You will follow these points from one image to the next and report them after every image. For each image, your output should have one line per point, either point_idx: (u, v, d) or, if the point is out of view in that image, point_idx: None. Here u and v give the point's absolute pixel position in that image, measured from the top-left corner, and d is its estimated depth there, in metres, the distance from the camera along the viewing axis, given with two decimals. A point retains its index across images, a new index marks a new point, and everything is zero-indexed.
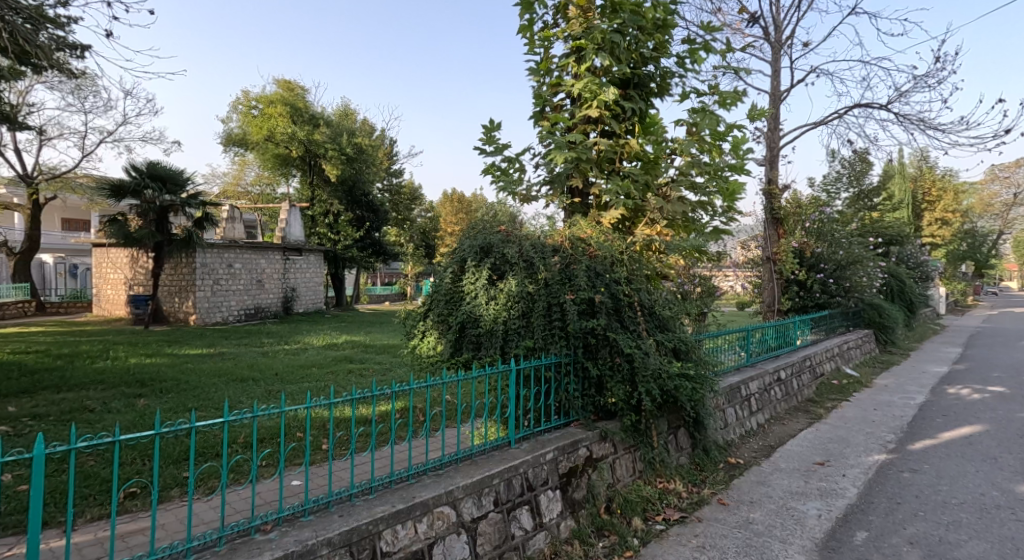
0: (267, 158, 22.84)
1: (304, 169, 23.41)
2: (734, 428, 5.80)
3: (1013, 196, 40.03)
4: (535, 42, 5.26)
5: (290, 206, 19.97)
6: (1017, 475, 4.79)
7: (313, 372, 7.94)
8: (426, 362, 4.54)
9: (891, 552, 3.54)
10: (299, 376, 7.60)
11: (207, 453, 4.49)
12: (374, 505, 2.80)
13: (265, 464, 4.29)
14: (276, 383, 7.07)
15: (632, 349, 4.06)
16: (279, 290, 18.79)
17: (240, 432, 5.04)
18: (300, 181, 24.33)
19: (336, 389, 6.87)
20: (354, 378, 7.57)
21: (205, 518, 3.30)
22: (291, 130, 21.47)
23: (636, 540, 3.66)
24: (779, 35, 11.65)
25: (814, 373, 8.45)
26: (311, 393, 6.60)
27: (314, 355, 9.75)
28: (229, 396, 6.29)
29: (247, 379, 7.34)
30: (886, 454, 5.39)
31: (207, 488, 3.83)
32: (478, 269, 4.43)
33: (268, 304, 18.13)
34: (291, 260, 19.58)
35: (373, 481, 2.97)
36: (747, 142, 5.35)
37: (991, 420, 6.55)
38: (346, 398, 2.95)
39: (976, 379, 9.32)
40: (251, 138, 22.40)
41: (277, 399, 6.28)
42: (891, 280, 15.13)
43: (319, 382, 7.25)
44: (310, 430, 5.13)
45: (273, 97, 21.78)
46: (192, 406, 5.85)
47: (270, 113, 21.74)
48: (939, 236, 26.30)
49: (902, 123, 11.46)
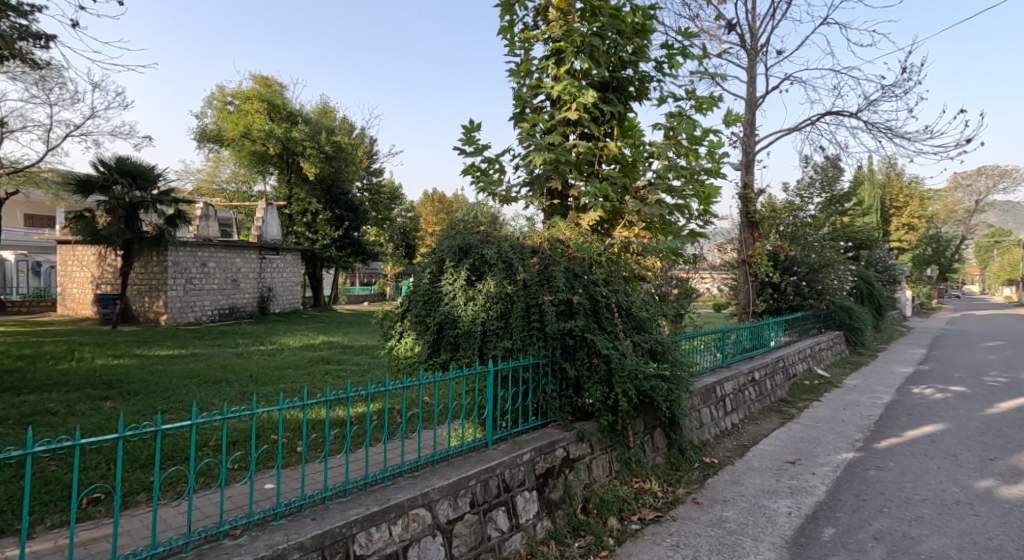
0: (242, 156, 22.42)
1: (282, 167, 23.06)
2: (709, 429, 5.89)
3: (974, 203, 41.87)
4: (516, 44, 5.30)
5: (267, 205, 19.71)
6: (976, 472, 4.97)
7: (289, 374, 7.81)
8: (403, 363, 4.56)
9: (857, 547, 3.63)
10: (274, 378, 7.49)
11: (176, 457, 4.41)
12: (347, 508, 2.78)
13: (236, 467, 4.23)
14: (250, 385, 6.97)
15: (609, 350, 4.09)
16: (254, 290, 18.47)
17: (211, 435, 4.95)
18: (276, 180, 23.96)
19: (311, 391, 6.81)
20: (329, 380, 7.50)
21: (172, 524, 3.22)
22: (268, 127, 21.03)
23: (612, 540, 3.69)
24: (755, 42, 11.90)
25: (787, 373, 8.63)
26: (284, 395, 6.51)
27: (290, 356, 9.61)
28: (200, 398, 6.15)
29: (220, 380, 7.19)
30: (853, 453, 5.53)
31: (174, 493, 3.74)
32: (456, 269, 4.46)
33: (243, 304, 17.84)
34: (268, 260, 19.31)
35: (346, 483, 2.95)
36: (722, 147, 5.47)
37: (953, 419, 6.77)
38: (321, 399, 2.91)
39: (940, 379, 9.65)
40: (227, 134, 21.98)
41: (249, 401, 6.18)
42: (860, 283, 15.59)
43: (293, 383, 7.13)
44: (283, 432, 5.07)
45: (249, 93, 21.32)
46: (160, 408, 5.73)
47: (246, 109, 21.29)
48: (905, 241, 27.09)
49: (871, 131, 11.81)
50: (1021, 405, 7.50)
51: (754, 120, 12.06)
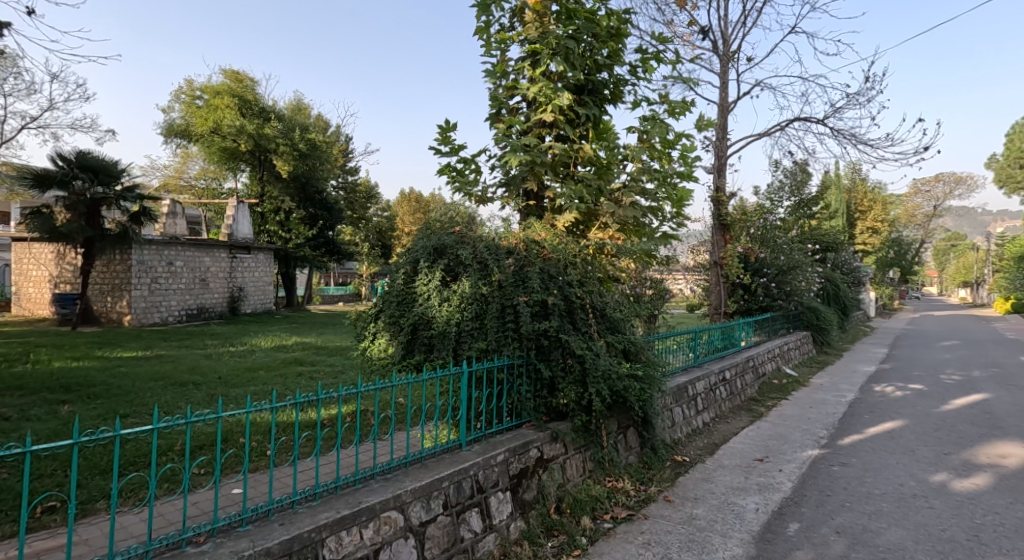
0: (212, 152, 21.91)
1: (253, 164, 22.63)
2: (681, 428, 5.99)
3: (932, 208, 43.39)
4: (492, 44, 5.31)
5: (239, 203, 19.28)
6: (932, 466, 5.16)
7: (260, 376, 7.68)
8: (376, 364, 4.53)
9: (820, 541, 3.73)
10: (244, 380, 7.34)
11: (138, 462, 4.31)
12: (317, 512, 2.75)
13: (201, 472, 4.15)
14: (218, 387, 6.83)
15: (584, 350, 4.13)
16: (223, 290, 18.08)
17: (176, 440, 4.84)
18: (248, 176, 23.53)
19: (281, 393, 6.70)
20: (301, 382, 7.39)
21: (132, 532, 3.14)
22: (239, 122, 20.52)
23: (585, 540, 3.72)
24: (727, 49, 12.14)
25: (756, 372, 8.81)
26: (254, 397, 6.40)
27: (261, 357, 9.45)
28: (164, 401, 6.02)
29: (186, 383, 7.03)
30: (818, 450, 5.68)
31: (135, 500, 3.65)
32: (431, 269, 4.46)
33: (212, 304, 17.46)
34: (238, 259, 18.95)
35: (316, 487, 2.91)
36: (695, 151, 5.56)
37: (911, 416, 7.02)
38: (290, 402, 2.86)
39: (901, 377, 9.98)
40: (195, 130, 21.47)
41: (216, 404, 6.06)
42: (827, 284, 16.05)
43: (264, 386, 7.01)
44: (252, 436, 4.98)
45: (220, 88, 20.92)
46: (121, 412, 5.57)
47: (216, 104, 20.83)
48: (869, 244, 28.08)
49: (836, 137, 12.17)
50: (974, 401, 7.82)
51: (726, 124, 12.30)
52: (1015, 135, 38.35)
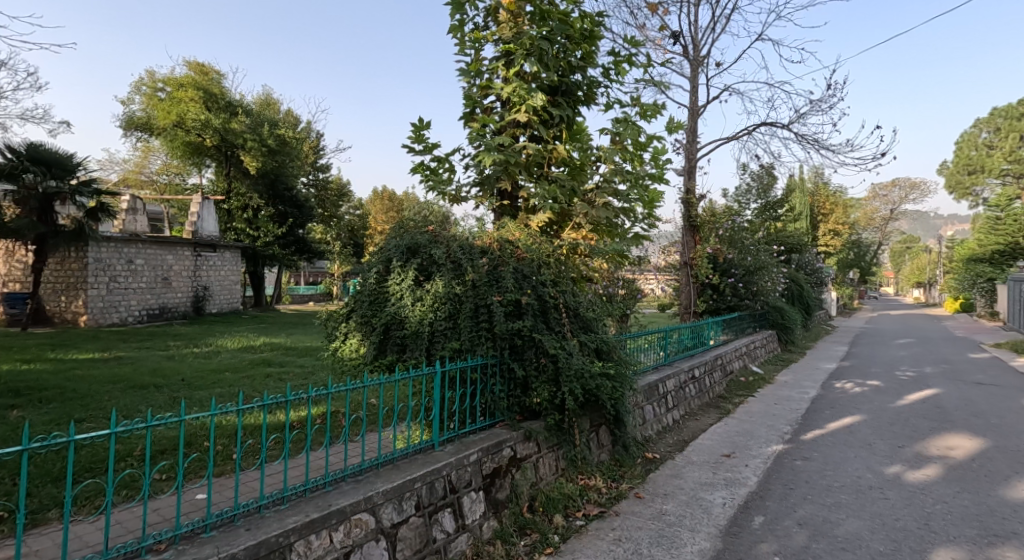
0: (174, 146, 21.20)
1: (220, 160, 22.17)
2: (652, 425, 6.10)
3: (889, 211, 45.00)
4: (466, 43, 5.31)
5: (203, 200, 18.80)
6: (888, 458, 5.37)
7: (226, 377, 7.53)
8: (347, 365, 4.49)
9: (783, 534, 3.85)
10: (209, 381, 7.20)
11: (95, 468, 4.19)
12: (285, 517, 2.72)
13: (162, 478, 4.05)
14: (181, 389, 6.68)
15: (557, 350, 4.18)
16: (187, 289, 17.65)
17: (134, 445, 4.72)
18: (213, 172, 22.99)
19: (247, 395, 6.59)
20: (269, 383, 7.28)
21: (87, 541, 3.05)
22: (204, 116, 20.09)
23: (557, 537, 3.77)
24: (697, 53, 12.36)
25: (724, 371, 9.00)
26: (220, 399, 6.28)
27: (228, 358, 9.26)
28: (123, 405, 5.86)
29: (148, 385, 6.85)
30: (782, 445, 5.85)
31: (90, 508, 3.56)
32: (404, 269, 4.44)
33: (175, 304, 17.04)
34: (203, 257, 18.53)
35: (284, 491, 2.88)
36: (666, 153, 5.67)
37: (869, 411, 7.29)
38: (257, 404, 2.81)
39: (860, 374, 10.35)
40: (157, 123, 20.84)
41: (179, 407, 5.92)
42: (791, 284, 16.53)
43: (230, 387, 6.88)
44: (216, 439, 4.89)
45: (183, 80, 20.31)
46: (76, 416, 5.41)
47: (180, 97, 20.26)
48: (831, 246, 29.03)
49: (800, 142, 12.52)
50: (927, 396, 8.17)
51: (696, 127, 12.53)
52: (964, 143, 40.11)
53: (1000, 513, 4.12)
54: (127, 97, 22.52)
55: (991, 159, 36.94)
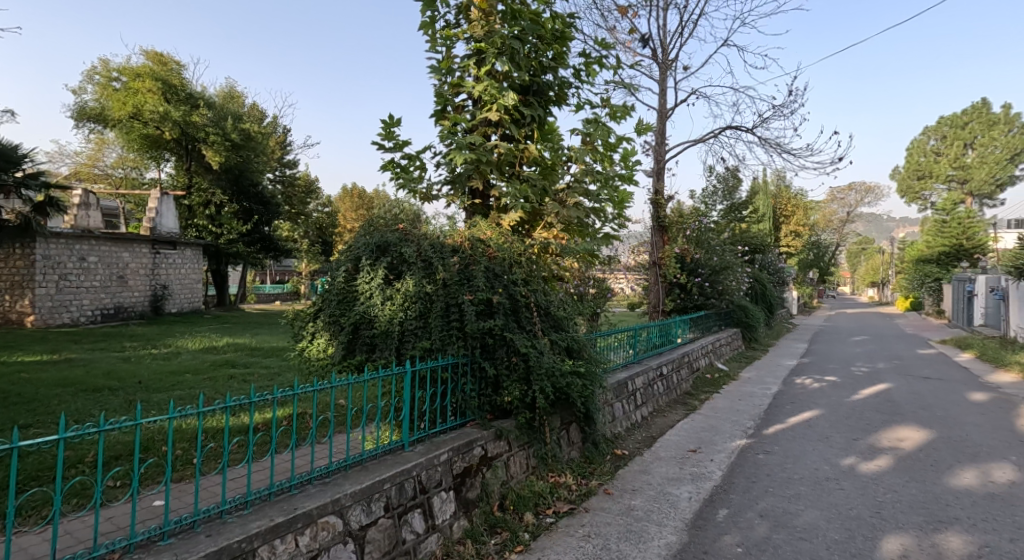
0: (131, 139, 20.46)
1: (180, 154, 21.58)
2: (621, 422, 6.20)
3: (846, 214, 46.58)
4: (437, 41, 5.30)
5: (162, 195, 18.28)
6: (844, 450, 5.58)
7: (186, 379, 7.34)
8: (315, 365, 4.44)
9: (745, 525, 3.97)
10: (168, 384, 7.02)
11: (42, 477, 4.05)
12: (248, 522, 2.67)
13: (116, 485, 3.94)
14: (138, 392, 6.49)
15: (528, 349, 4.21)
16: (145, 288, 17.11)
17: (86, 452, 4.57)
18: (173, 166, 22.34)
19: (208, 397, 6.45)
20: (232, 385, 7.13)
21: (35, 552, 2.95)
22: (163, 108, 19.48)
23: (527, 535, 3.81)
24: (666, 57, 12.57)
25: (691, 368, 9.18)
26: (178, 402, 6.12)
27: (188, 360, 9.03)
28: (74, 409, 5.67)
29: (102, 388, 6.64)
30: (746, 440, 6.02)
31: (37, 518, 3.44)
32: (373, 268, 4.41)
33: (131, 303, 16.53)
34: (163, 254, 17.99)
35: (248, 495, 2.83)
36: (635, 154, 5.76)
37: (826, 405, 7.56)
38: (219, 406, 2.76)
39: (819, 370, 10.71)
40: (111, 114, 20.01)
41: (135, 410, 5.75)
42: (755, 284, 16.99)
43: (190, 390, 6.71)
44: (176, 443, 4.78)
45: (140, 70, 19.61)
46: (23, 422, 5.21)
47: (136, 87, 19.55)
48: (792, 246, 29.90)
49: (763, 146, 12.87)
50: (880, 391, 8.52)
51: (665, 130, 12.76)
52: (914, 149, 41.81)
53: (946, 500, 4.33)
54: (79, 85, 21.76)
55: (940, 165, 38.67)
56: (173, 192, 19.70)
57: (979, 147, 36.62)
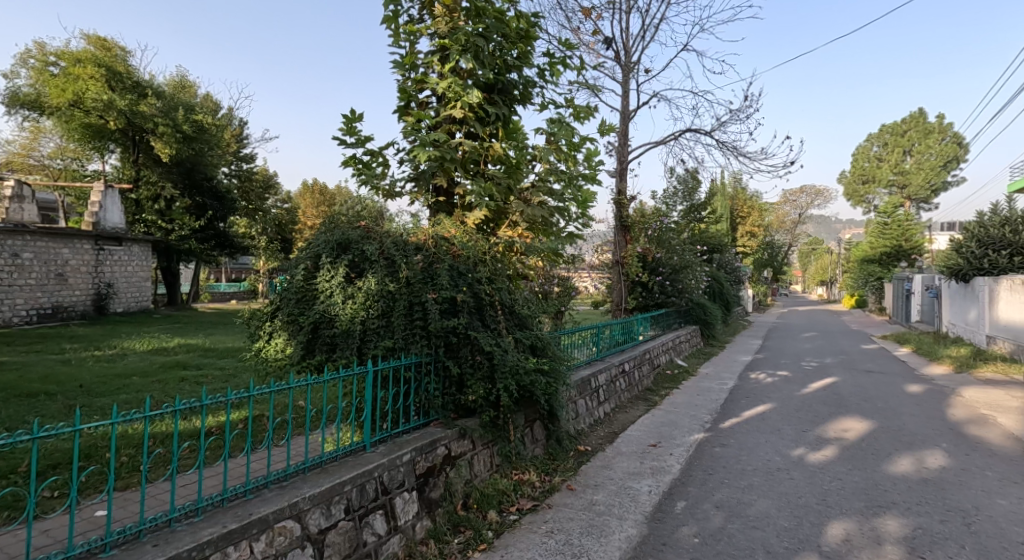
0: (72, 128, 19.40)
1: (125, 145, 20.63)
2: (584, 419, 6.29)
3: (797, 216, 48.37)
4: (401, 35, 5.26)
5: (105, 188, 17.53)
6: (795, 442, 5.81)
7: (133, 383, 7.07)
8: (272, 366, 4.35)
9: (702, 516, 4.10)
10: (113, 387, 6.75)
11: None
12: (199, 529, 2.60)
13: (53, 496, 3.77)
14: (79, 397, 6.22)
15: (492, 347, 4.22)
16: (87, 286, 16.38)
17: (20, 462, 4.35)
18: (118, 158, 21.42)
19: (156, 401, 6.23)
20: (182, 388, 6.91)
21: None
22: (107, 97, 18.44)
23: (490, 533, 3.84)
24: (628, 59, 12.78)
25: (652, 364, 9.37)
26: (123, 407, 5.89)
27: (134, 361, 8.70)
28: (6, 416, 5.39)
29: (38, 394, 6.34)
30: (703, 433, 6.19)
31: None
32: (334, 266, 4.35)
33: (71, 302, 15.77)
34: (107, 250, 17.29)
35: (198, 502, 2.76)
36: (598, 155, 5.84)
37: (779, 399, 7.85)
38: (168, 409, 2.67)
39: (772, 365, 11.10)
40: (48, 100, 18.88)
41: (75, 416, 5.51)
42: (713, 283, 17.48)
43: (137, 393, 6.47)
44: (121, 450, 4.60)
45: (80, 56, 18.51)
46: None
47: (75, 74, 18.41)
48: (747, 247, 30.87)
49: (721, 149, 13.23)
50: (828, 384, 8.90)
51: (627, 131, 12.99)
52: (858, 155, 43.68)
53: (885, 485, 4.57)
54: (11, 69, 20.63)
55: (882, 170, 40.48)
56: (118, 186, 18.93)
57: (916, 154, 38.42)
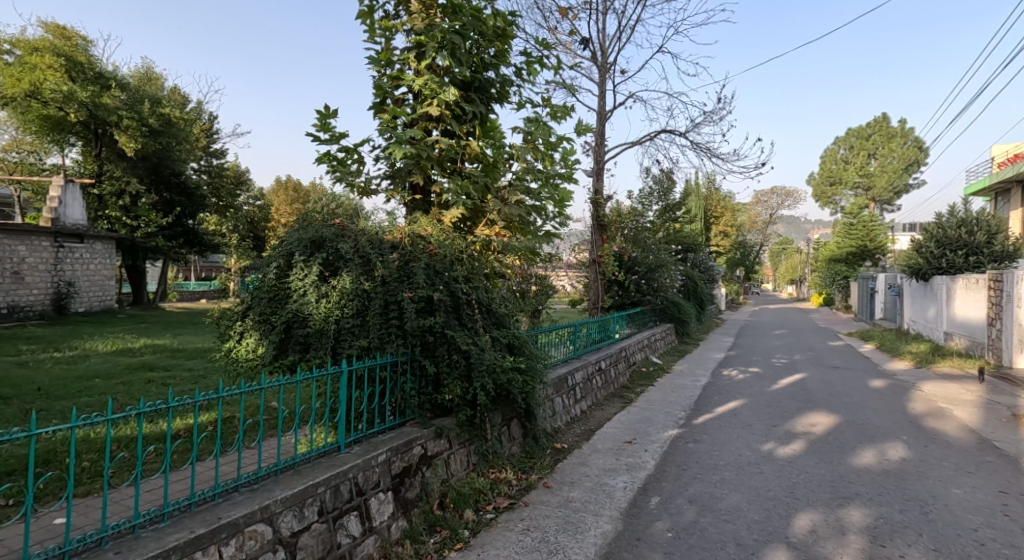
0: (29, 119, 18.73)
1: (87, 138, 19.95)
2: (561, 417, 6.33)
3: (768, 216, 49.42)
4: (376, 31, 5.21)
5: (65, 182, 16.99)
6: (765, 437, 5.95)
7: (95, 385, 6.88)
8: (243, 366, 4.28)
9: (675, 511, 4.16)
10: (74, 390, 6.56)
11: None
12: (165, 535, 2.54)
13: (8, 504, 3.64)
14: (36, 401, 6.03)
15: (468, 346, 4.22)
16: (47, 285, 15.88)
17: None
18: (80, 151, 20.78)
19: (118, 404, 6.07)
20: (147, 390, 6.75)
21: None
22: (67, 88, 17.87)
23: (467, 532, 3.84)
24: (604, 60, 12.87)
25: (627, 362, 9.47)
26: (83, 410, 5.72)
27: (98, 363, 8.45)
28: None
29: None
30: (677, 429, 6.29)
31: None
32: (307, 264, 4.30)
33: (28, 302, 15.21)
34: (67, 248, 16.82)
35: (164, 507, 2.70)
36: (575, 154, 5.87)
37: (750, 395, 8.02)
38: (131, 412, 2.60)
39: (745, 362, 11.33)
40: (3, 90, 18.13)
41: (32, 420, 5.33)
42: (687, 281, 17.74)
43: (99, 396, 6.30)
44: (82, 455, 4.46)
45: (37, 44, 17.83)
46: None
47: (32, 62, 17.75)
48: (720, 246, 31.45)
49: (695, 150, 13.43)
50: (797, 380, 9.12)
51: (603, 131, 13.09)
52: (826, 158, 44.77)
53: (849, 477, 4.71)
54: None
55: (849, 172, 41.54)
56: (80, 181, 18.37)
57: (880, 157, 39.49)
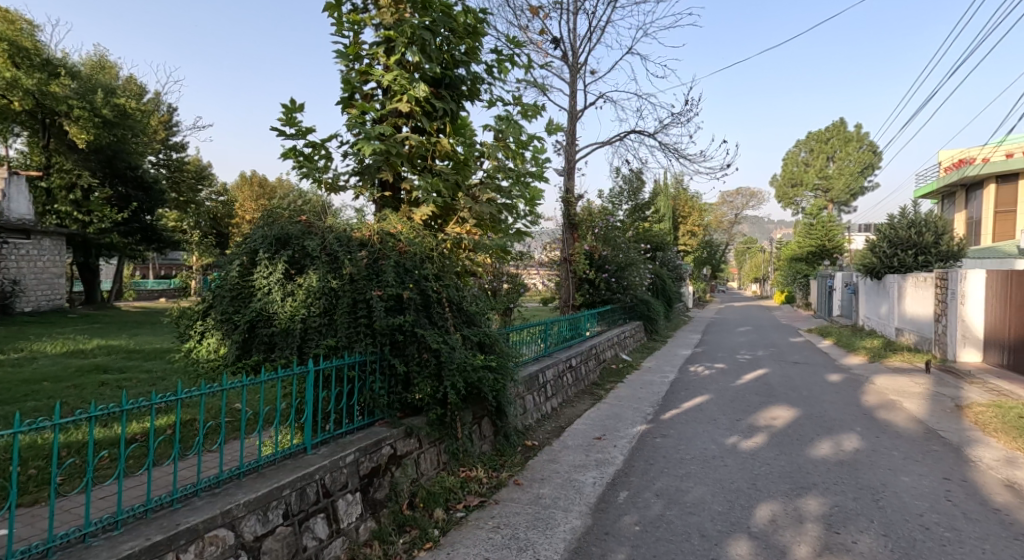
0: None
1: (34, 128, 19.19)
2: (532, 414, 6.37)
3: (734, 216, 50.49)
4: (344, 25, 5.13)
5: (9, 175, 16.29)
6: (729, 430, 6.10)
7: (43, 388, 6.63)
8: (205, 367, 4.19)
9: (642, 504, 4.24)
10: (19, 394, 6.30)
11: None
12: (119, 543, 2.47)
13: None
14: None
15: (439, 345, 4.21)
16: None
17: None
18: (27, 142, 19.90)
19: (66, 408, 5.86)
20: (97, 393, 6.52)
21: None
22: (12, 75, 17.10)
23: (436, 531, 3.83)
24: (575, 60, 12.95)
25: (597, 359, 9.57)
26: (29, 414, 5.51)
27: (48, 365, 8.13)
28: None
29: None
30: (645, 425, 6.39)
31: None
32: (272, 262, 4.22)
33: None
34: (9, 243, 16.12)
35: (118, 514, 2.61)
36: (545, 153, 5.90)
37: (716, 390, 8.21)
38: (82, 416, 2.51)
39: (712, 358, 11.57)
40: None
41: None
42: (656, 280, 18.03)
43: (48, 400, 6.08)
44: (28, 462, 4.30)
45: None
46: None
47: None
48: (688, 245, 31.99)
49: (663, 150, 13.63)
50: (761, 375, 9.37)
51: (574, 130, 13.19)
52: (788, 160, 45.95)
53: (807, 468, 4.87)
54: None
55: (809, 174, 42.70)
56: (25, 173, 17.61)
57: (838, 160, 40.70)
